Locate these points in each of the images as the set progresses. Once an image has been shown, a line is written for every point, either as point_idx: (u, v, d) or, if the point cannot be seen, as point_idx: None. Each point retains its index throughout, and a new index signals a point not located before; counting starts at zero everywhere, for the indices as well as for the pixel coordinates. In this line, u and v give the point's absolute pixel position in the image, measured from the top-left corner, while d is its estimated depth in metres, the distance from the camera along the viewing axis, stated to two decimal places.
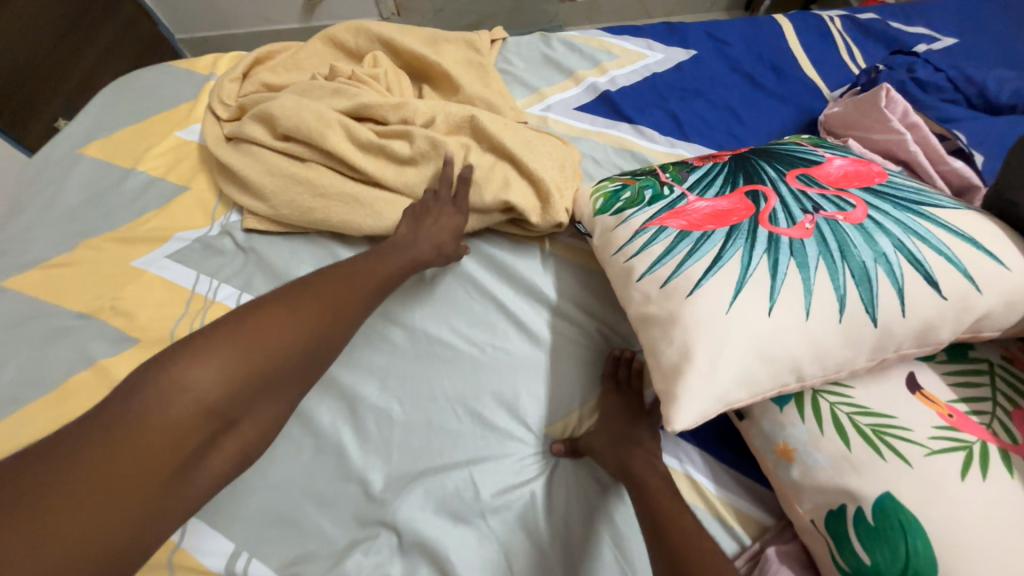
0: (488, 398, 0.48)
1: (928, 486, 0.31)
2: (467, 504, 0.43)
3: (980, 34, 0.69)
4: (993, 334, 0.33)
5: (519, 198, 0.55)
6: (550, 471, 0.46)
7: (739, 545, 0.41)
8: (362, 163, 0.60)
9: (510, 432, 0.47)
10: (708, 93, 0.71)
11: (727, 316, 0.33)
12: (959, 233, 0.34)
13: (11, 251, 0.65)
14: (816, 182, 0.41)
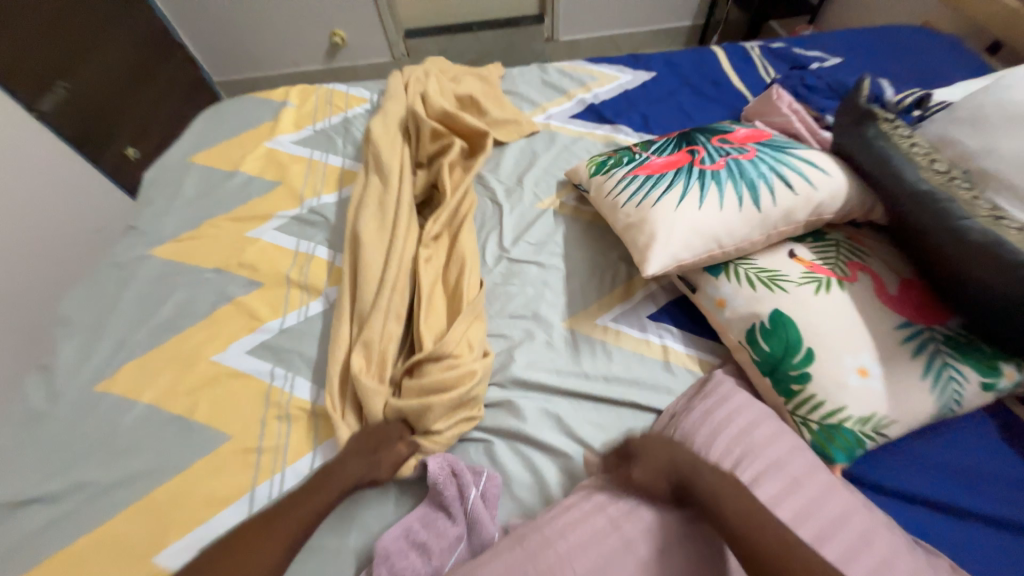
0: (520, 306, 0.69)
1: (797, 299, 0.53)
2: (512, 370, 0.63)
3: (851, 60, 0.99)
4: (831, 216, 0.56)
5: (429, 416, 0.58)
6: (568, 348, 0.64)
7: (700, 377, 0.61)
8: (364, 314, 0.66)
9: (537, 326, 0.66)
10: (667, 101, 0.96)
11: (674, 213, 0.56)
12: (807, 161, 0.58)
13: (152, 230, 0.85)
14: (728, 142, 0.65)
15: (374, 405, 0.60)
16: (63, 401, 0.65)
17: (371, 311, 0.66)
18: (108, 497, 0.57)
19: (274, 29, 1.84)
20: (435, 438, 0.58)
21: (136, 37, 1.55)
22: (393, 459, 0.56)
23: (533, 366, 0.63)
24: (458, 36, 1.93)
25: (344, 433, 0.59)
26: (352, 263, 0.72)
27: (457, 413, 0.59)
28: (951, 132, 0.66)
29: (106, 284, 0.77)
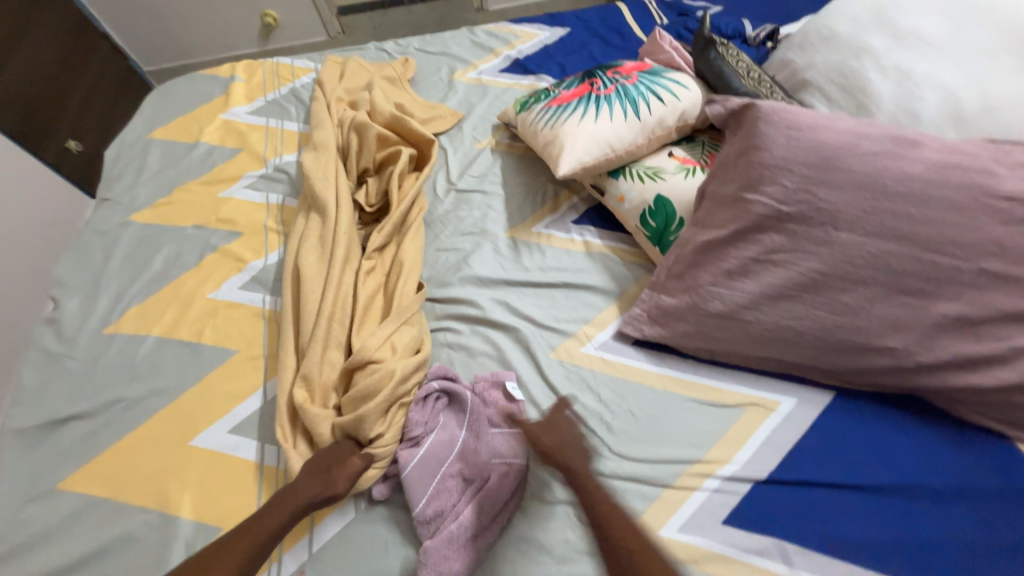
0: (469, 228, 0.83)
1: (673, 184, 0.71)
2: (468, 275, 0.77)
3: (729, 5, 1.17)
4: (693, 121, 0.74)
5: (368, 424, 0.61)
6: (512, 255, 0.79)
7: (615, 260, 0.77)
8: (305, 346, 0.68)
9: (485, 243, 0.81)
10: (581, 51, 1.11)
11: (577, 129, 0.73)
12: (674, 81, 0.75)
13: (126, 201, 0.92)
14: (619, 72, 0.81)
15: (323, 430, 0.62)
16: (79, 345, 0.74)
17: (311, 342, 0.67)
18: (139, 408, 0.68)
19: (203, 13, 1.83)
20: (381, 441, 0.61)
21: (57, 28, 1.52)
22: (347, 473, 0.58)
23: (485, 268, 0.78)
24: (391, 10, 2.02)
25: (296, 462, 0.60)
26: (292, 289, 0.73)
27: (393, 410, 0.63)
28: (787, 54, 0.85)
29: (95, 250, 0.86)
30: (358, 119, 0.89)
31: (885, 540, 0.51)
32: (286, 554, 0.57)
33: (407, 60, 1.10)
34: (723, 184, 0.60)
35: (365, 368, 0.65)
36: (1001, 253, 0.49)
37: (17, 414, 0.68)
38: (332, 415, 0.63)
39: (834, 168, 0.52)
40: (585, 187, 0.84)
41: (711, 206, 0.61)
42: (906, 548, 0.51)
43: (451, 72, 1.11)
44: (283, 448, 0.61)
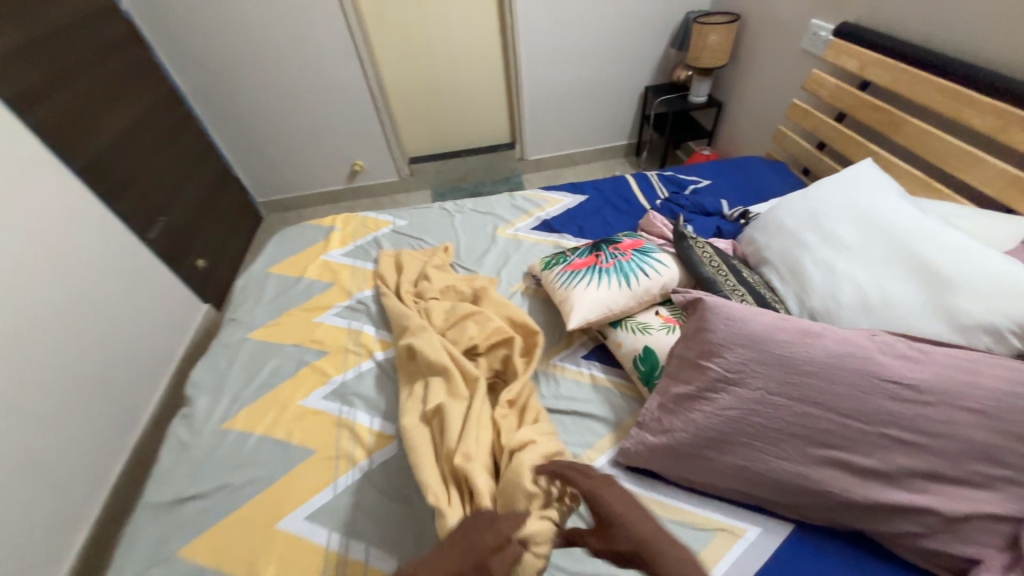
0: None
1: (657, 337, 0.93)
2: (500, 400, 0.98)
3: (713, 181, 1.51)
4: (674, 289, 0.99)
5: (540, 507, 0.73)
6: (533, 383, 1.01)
7: (615, 394, 0.96)
8: (456, 444, 0.83)
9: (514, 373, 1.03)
10: (595, 215, 1.44)
11: (583, 293, 0.99)
12: (658, 259, 1.02)
13: (247, 322, 1.23)
14: (617, 247, 1.09)
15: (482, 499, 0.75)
16: (203, 436, 0.98)
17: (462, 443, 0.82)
18: (241, 492, 0.89)
19: (309, 162, 2.38)
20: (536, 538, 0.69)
21: (206, 178, 2.05)
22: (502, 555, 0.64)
23: None
24: (450, 160, 2.55)
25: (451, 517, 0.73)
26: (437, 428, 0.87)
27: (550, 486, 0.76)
28: (752, 233, 1.11)
29: (221, 359, 1.14)
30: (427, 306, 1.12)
31: None
32: None
33: (446, 248, 1.34)
34: (685, 349, 0.81)
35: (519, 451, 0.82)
36: (894, 422, 0.66)
37: (153, 490, 0.90)
38: (489, 483, 0.78)
39: (760, 348, 0.74)
40: (593, 329, 1.07)
41: (677, 364, 0.82)
42: None
43: (494, 228, 1.45)
44: (442, 505, 0.75)
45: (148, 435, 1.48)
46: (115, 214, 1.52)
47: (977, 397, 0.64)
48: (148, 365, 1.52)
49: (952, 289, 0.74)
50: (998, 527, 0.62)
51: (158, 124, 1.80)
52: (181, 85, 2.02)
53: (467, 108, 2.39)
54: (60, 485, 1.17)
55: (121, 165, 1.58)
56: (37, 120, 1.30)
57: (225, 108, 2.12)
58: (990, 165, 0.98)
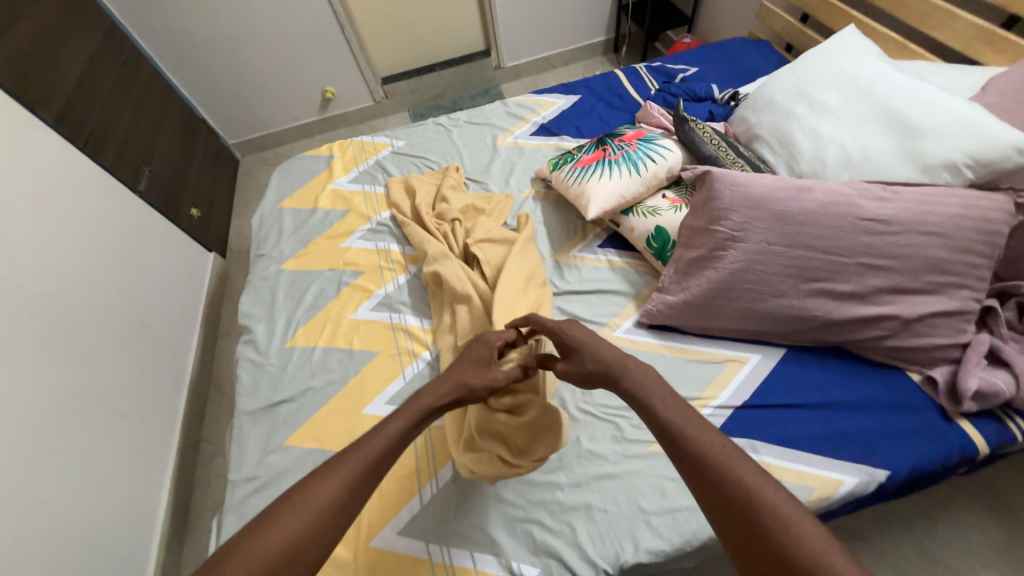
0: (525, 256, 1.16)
1: (666, 216, 1.04)
2: None
3: (702, 68, 1.53)
4: (677, 172, 1.09)
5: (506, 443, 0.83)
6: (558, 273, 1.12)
7: (631, 274, 1.09)
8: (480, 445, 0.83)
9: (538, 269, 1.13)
10: (591, 113, 1.47)
11: (597, 185, 1.08)
12: (662, 146, 1.10)
13: (276, 255, 1.29)
14: (623, 140, 1.15)
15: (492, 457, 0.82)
16: (271, 355, 1.09)
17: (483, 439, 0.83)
18: (322, 392, 1.02)
19: (277, 94, 2.24)
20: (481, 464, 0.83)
21: (173, 121, 1.93)
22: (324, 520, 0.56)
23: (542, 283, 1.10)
24: (426, 76, 2.43)
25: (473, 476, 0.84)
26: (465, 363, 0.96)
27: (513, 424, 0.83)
28: (744, 112, 1.18)
29: (264, 291, 1.22)
30: (456, 229, 1.18)
31: (817, 434, 0.81)
32: (441, 470, 0.86)
33: (457, 166, 1.36)
34: (695, 220, 0.93)
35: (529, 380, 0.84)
36: (869, 252, 0.81)
37: (244, 401, 1.03)
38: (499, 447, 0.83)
39: (760, 209, 0.86)
40: (605, 221, 1.18)
41: (690, 234, 0.94)
42: (832, 437, 0.81)
43: (494, 138, 1.48)
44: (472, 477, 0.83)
45: (197, 375, 1.59)
46: (102, 166, 1.46)
47: (934, 222, 0.79)
48: (178, 313, 1.58)
49: (921, 137, 0.86)
50: (941, 321, 0.80)
51: (109, 63, 1.65)
52: (117, 13, 1.81)
53: (437, 13, 2.22)
54: (139, 423, 1.30)
55: (90, 113, 1.49)
56: None
57: (174, 38, 1.93)
58: (962, 19, 1.04)
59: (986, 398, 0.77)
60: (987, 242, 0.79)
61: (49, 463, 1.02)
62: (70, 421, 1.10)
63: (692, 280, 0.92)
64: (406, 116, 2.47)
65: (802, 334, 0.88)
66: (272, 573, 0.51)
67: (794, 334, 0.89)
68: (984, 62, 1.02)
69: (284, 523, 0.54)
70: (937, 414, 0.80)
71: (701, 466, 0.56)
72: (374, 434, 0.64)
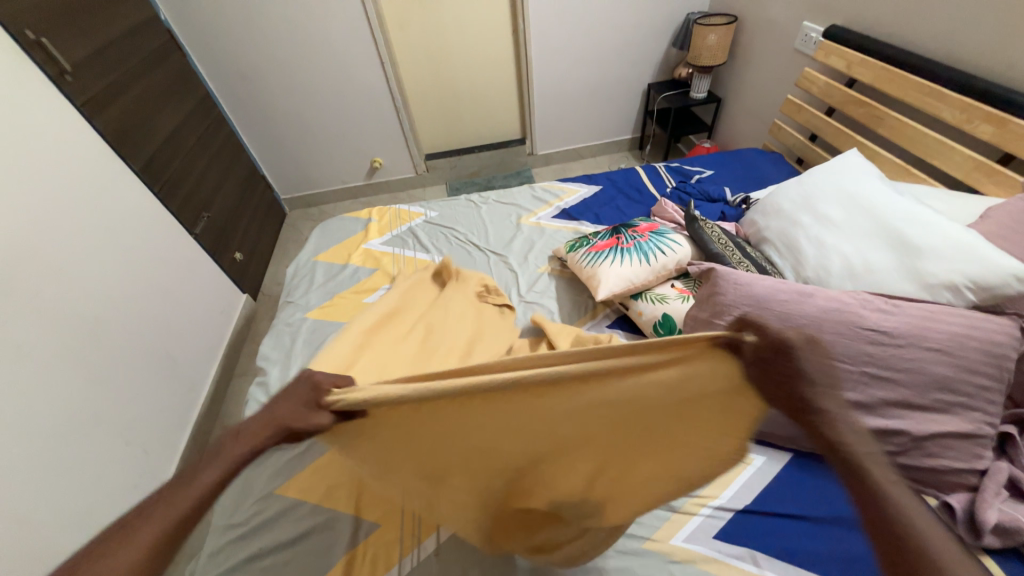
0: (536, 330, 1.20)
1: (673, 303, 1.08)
2: None
3: (717, 172, 1.66)
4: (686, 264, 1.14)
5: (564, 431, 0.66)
6: None
7: None
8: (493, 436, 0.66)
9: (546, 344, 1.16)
10: (610, 203, 1.59)
11: (608, 269, 1.14)
12: (673, 239, 1.17)
13: (303, 303, 1.38)
14: (637, 230, 1.24)
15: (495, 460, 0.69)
16: None
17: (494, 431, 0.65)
18: None
19: (331, 160, 2.51)
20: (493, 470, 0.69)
21: (237, 176, 2.17)
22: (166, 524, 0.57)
23: None
24: (465, 156, 2.68)
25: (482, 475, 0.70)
26: None
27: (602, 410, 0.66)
28: (754, 216, 1.26)
29: (285, 336, 1.29)
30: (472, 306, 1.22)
31: (823, 553, 0.76)
32: (425, 541, 0.83)
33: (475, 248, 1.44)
34: (699, 312, 0.96)
35: (610, 422, 0.66)
36: (872, 361, 0.81)
37: None
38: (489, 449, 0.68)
39: (762, 307, 0.89)
40: (615, 302, 1.22)
41: (694, 325, 0.96)
42: (841, 560, 0.75)
43: (519, 217, 1.60)
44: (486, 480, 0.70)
45: (206, 411, 1.62)
46: (168, 209, 1.65)
47: (937, 338, 0.80)
48: (202, 348, 1.66)
49: (921, 255, 0.90)
50: (953, 443, 0.78)
51: (196, 125, 1.92)
52: (213, 87, 2.13)
53: (481, 106, 2.52)
54: (141, 452, 1.31)
55: (170, 164, 1.71)
56: (102, 123, 1.43)
57: (254, 108, 2.24)
58: (959, 152, 1.13)
59: (1009, 535, 0.71)
60: (995, 365, 0.78)
61: (48, 483, 1.04)
62: (77, 443, 1.13)
63: None
64: (443, 188, 2.70)
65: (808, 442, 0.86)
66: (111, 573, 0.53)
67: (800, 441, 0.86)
68: (983, 191, 1.08)
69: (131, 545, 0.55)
70: (956, 545, 0.74)
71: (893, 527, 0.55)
72: (229, 442, 0.64)
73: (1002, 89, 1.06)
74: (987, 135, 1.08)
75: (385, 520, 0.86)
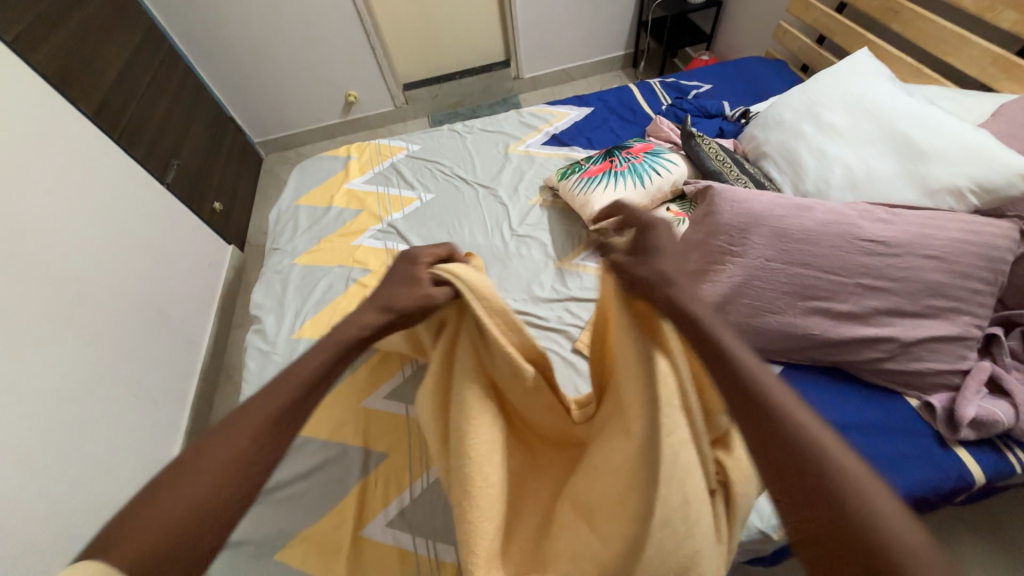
0: (528, 263, 1.18)
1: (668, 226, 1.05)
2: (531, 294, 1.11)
3: (716, 85, 1.55)
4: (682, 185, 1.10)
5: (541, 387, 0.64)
6: (561, 279, 1.14)
7: None
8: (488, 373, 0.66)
9: (540, 276, 1.14)
10: (602, 126, 1.50)
11: (601, 196, 1.10)
12: (668, 160, 1.11)
13: (290, 249, 1.34)
14: (631, 152, 1.17)
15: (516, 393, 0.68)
16: (278, 345, 1.12)
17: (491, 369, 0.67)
18: None
19: (302, 96, 2.32)
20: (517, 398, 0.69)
21: (203, 119, 2.02)
22: (229, 469, 0.46)
23: (543, 289, 1.12)
24: (446, 84, 2.49)
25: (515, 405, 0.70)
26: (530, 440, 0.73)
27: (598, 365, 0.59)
28: (753, 129, 1.19)
29: (275, 283, 1.26)
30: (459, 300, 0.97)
31: None
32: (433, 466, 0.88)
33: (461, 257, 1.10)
34: (694, 233, 0.93)
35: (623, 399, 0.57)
36: (867, 272, 0.81)
37: (248, 388, 1.07)
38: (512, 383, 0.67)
39: (758, 225, 0.86)
40: (609, 231, 1.19)
41: (687, 247, 0.94)
42: None
43: (506, 146, 1.51)
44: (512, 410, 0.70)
45: (209, 362, 1.64)
46: (133, 158, 1.54)
47: (935, 246, 0.79)
48: (194, 301, 1.64)
49: (926, 161, 0.86)
50: (941, 347, 0.80)
51: (148, 62, 1.75)
52: (158, 15, 1.91)
53: (460, 24, 2.29)
54: (151, 404, 1.35)
55: (125, 108, 1.57)
56: (40, 62, 1.28)
57: (207, 38, 2.02)
58: (977, 45, 1.04)
59: (984, 427, 0.75)
60: (990, 269, 0.78)
61: (64, 437, 1.07)
62: (87, 398, 1.16)
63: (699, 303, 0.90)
64: (425, 122, 2.54)
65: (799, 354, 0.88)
66: (177, 535, 0.42)
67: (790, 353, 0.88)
68: (997, 89, 1.02)
69: (185, 482, 0.44)
70: (933, 440, 0.79)
71: (782, 436, 0.43)
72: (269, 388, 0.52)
73: None
74: (1009, 24, 0.99)
75: (393, 449, 0.90)
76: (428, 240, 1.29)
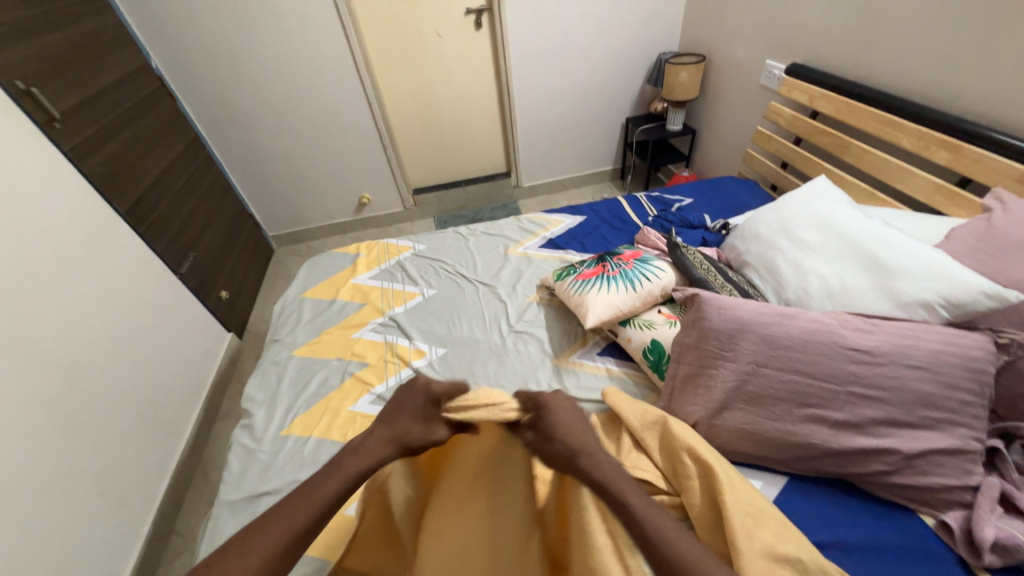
0: (526, 359, 1.19)
1: (661, 326, 1.09)
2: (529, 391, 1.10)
3: (696, 199, 1.72)
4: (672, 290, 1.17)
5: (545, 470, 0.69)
6: (559, 376, 1.14)
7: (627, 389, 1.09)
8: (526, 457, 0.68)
9: (538, 375, 1.15)
10: (595, 232, 1.63)
11: (594, 297, 1.16)
12: (656, 266, 1.20)
13: (290, 341, 1.36)
14: (621, 258, 1.27)
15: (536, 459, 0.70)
16: (265, 442, 1.08)
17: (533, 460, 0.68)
18: None
19: (320, 198, 2.54)
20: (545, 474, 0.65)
21: (225, 214, 2.19)
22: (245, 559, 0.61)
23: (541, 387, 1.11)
24: (451, 190, 2.74)
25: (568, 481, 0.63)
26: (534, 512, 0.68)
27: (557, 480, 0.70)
28: (733, 240, 1.30)
29: (271, 375, 1.26)
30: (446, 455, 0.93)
31: None
32: None
33: None
34: (685, 336, 0.97)
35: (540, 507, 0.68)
36: (857, 380, 0.82)
37: (227, 490, 1.01)
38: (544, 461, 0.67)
39: (746, 330, 0.90)
40: (604, 329, 1.23)
41: (680, 350, 0.96)
42: None
43: (506, 248, 1.62)
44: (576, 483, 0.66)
45: (186, 457, 1.55)
46: (152, 249, 1.63)
47: (918, 356, 0.82)
48: (182, 389, 1.61)
49: (893, 276, 0.94)
50: (945, 460, 0.78)
51: (185, 168, 1.94)
52: (201, 129, 2.17)
53: (467, 142, 2.60)
54: (117, 505, 1.25)
55: (157, 206, 1.71)
56: (89, 168, 1.43)
57: (243, 149, 2.27)
58: (920, 177, 1.19)
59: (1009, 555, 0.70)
60: (976, 380, 0.81)
61: (15, 542, 0.98)
62: (51, 496, 1.08)
63: (701, 411, 0.89)
64: (431, 222, 2.75)
65: (800, 464, 0.86)
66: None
67: (792, 463, 0.86)
68: (946, 212, 1.14)
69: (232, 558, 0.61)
70: (959, 567, 0.73)
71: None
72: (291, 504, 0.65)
73: (952, 119, 1.13)
74: (944, 160, 1.14)
75: None
76: (427, 335, 1.32)
